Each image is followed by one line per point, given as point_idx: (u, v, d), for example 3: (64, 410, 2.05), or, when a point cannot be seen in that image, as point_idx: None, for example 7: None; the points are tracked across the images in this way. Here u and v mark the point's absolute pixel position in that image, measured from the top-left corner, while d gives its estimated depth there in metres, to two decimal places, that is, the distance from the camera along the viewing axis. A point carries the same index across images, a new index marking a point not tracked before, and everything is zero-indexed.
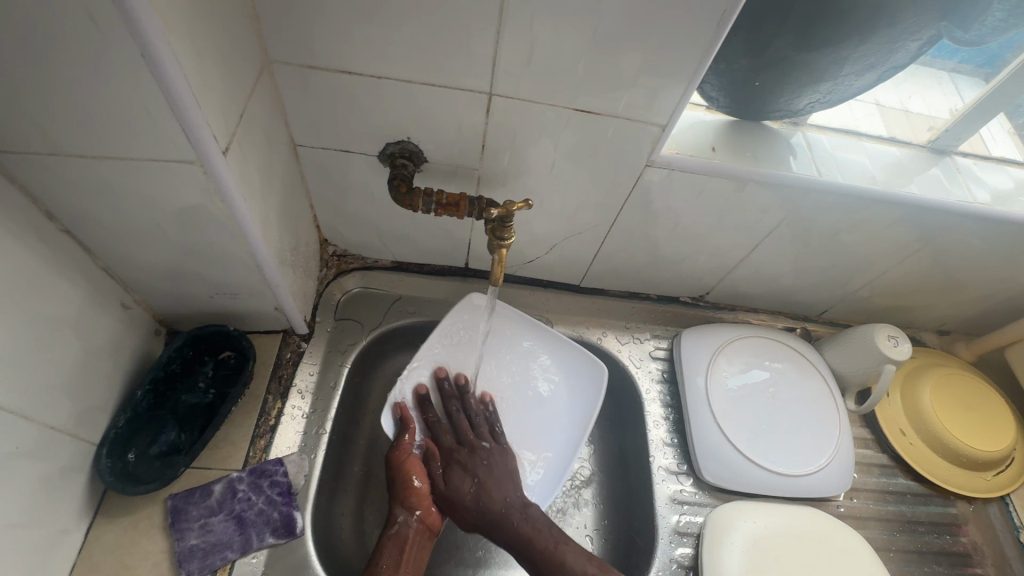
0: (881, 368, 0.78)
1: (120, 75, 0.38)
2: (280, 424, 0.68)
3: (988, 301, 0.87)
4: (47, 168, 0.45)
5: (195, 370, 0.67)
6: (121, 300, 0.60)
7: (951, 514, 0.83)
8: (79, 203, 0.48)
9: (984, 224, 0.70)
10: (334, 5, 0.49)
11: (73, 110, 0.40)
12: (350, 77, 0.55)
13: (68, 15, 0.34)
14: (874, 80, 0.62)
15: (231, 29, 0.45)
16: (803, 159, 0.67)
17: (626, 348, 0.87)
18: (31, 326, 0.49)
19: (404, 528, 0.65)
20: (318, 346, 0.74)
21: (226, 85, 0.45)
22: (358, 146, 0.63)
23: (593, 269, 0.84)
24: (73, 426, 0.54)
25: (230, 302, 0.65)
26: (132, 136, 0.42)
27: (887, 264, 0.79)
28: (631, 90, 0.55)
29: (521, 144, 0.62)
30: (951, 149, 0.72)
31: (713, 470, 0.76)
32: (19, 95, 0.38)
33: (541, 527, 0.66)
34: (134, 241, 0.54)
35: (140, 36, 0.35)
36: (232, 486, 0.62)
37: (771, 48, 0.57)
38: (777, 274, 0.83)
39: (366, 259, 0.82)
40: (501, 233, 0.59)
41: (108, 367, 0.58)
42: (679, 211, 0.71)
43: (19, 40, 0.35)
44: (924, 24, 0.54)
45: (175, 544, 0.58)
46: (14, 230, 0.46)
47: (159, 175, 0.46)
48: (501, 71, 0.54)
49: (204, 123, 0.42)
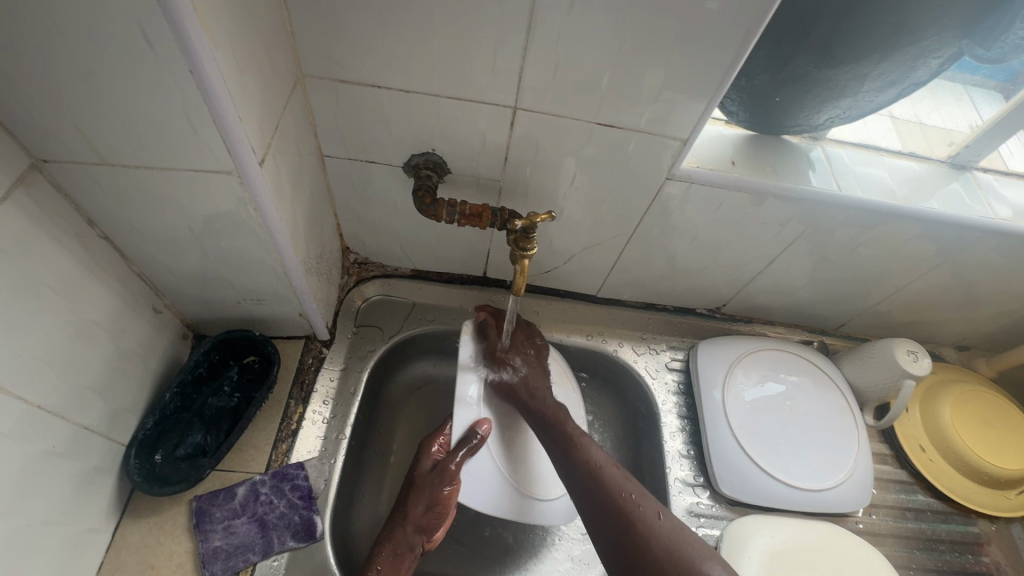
0: (901, 383, 0.78)
1: (168, 90, 0.39)
2: (301, 429, 0.69)
3: (1008, 317, 0.86)
4: (91, 177, 0.46)
5: (220, 374, 0.68)
6: (153, 305, 0.62)
7: (973, 533, 0.81)
8: (120, 210, 0.50)
9: (1005, 240, 0.69)
10: (367, 22, 0.50)
11: (119, 120, 0.42)
12: (379, 91, 0.57)
13: (123, 33, 0.36)
14: (895, 96, 0.62)
15: (269, 45, 0.47)
16: (823, 173, 0.68)
17: (642, 359, 0.87)
18: (68, 328, 0.50)
19: (402, 546, 0.66)
20: (340, 353, 0.76)
21: (264, 98, 0.47)
22: (384, 158, 0.64)
23: (611, 280, 0.84)
24: (104, 427, 0.56)
25: (255, 308, 0.67)
26: (174, 147, 0.44)
27: (906, 279, 0.79)
28: (653, 106, 0.56)
29: (543, 157, 0.63)
30: (972, 164, 0.72)
31: (730, 483, 0.76)
32: (71, 106, 0.40)
33: (569, 416, 0.69)
34: (167, 247, 0.55)
35: (188, 53, 0.37)
36: (255, 489, 0.63)
37: (792, 65, 0.57)
38: (795, 287, 0.83)
39: (386, 267, 0.83)
40: (523, 244, 0.60)
41: (139, 369, 0.60)
42: (698, 223, 0.71)
43: (75, 54, 0.37)
44: (946, 41, 0.54)
45: (199, 545, 0.59)
46: (57, 235, 0.47)
47: (197, 185, 0.48)
48: (526, 86, 0.55)
49: (244, 135, 0.44)
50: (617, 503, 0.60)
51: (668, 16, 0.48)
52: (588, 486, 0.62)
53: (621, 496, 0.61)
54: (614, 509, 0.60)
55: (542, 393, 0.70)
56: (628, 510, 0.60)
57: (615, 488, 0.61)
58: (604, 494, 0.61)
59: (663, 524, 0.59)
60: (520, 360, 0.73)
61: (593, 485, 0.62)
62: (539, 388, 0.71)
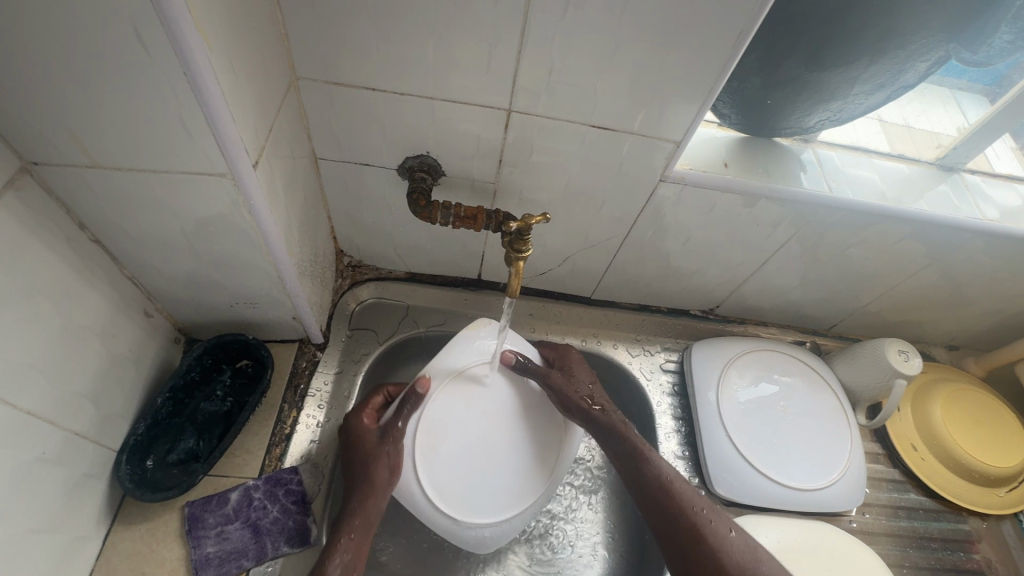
0: (892, 383, 0.78)
1: (160, 92, 0.39)
2: (295, 433, 0.68)
3: (997, 317, 0.87)
4: (81, 180, 0.46)
5: (212, 379, 0.67)
6: (144, 309, 0.61)
7: (964, 531, 0.82)
8: (111, 212, 0.49)
9: (994, 240, 0.70)
10: (361, 24, 0.50)
11: (111, 123, 0.41)
12: (374, 94, 0.57)
13: (116, 34, 0.36)
14: (884, 99, 0.63)
15: (262, 47, 0.47)
16: (814, 175, 0.68)
17: (637, 360, 0.87)
18: (59, 333, 0.49)
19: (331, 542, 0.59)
20: (334, 356, 0.75)
21: (257, 99, 0.46)
22: (378, 160, 0.64)
23: (605, 281, 0.84)
24: (94, 432, 0.55)
25: (249, 311, 0.66)
26: (166, 149, 0.44)
27: (896, 279, 0.80)
28: (647, 109, 0.57)
29: (537, 159, 0.63)
30: (961, 165, 0.73)
31: (725, 483, 0.76)
32: (62, 109, 0.40)
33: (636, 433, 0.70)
34: (159, 250, 0.55)
35: (182, 56, 0.37)
36: (248, 494, 0.63)
37: (784, 68, 0.58)
38: (788, 288, 0.84)
39: (380, 270, 0.83)
40: (518, 246, 0.60)
41: (130, 374, 0.59)
42: (691, 225, 0.72)
43: (66, 56, 0.36)
44: (934, 45, 0.55)
45: (192, 552, 0.58)
46: (47, 238, 0.47)
47: (190, 188, 0.47)
48: (521, 88, 0.56)
49: (238, 138, 0.43)
50: (690, 522, 0.62)
51: (661, 19, 0.48)
52: (661, 502, 0.64)
53: (683, 508, 0.63)
54: (686, 529, 0.62)
55: (615, 421, 0.70)
56: (697, 510, 0.63)
57: (687, 499, 0.64)
58: (682, 512, 0.63)
59: (735, 539, 0.61)
60: (586, 391, 0.71)
61: (666, 501, 0.64)
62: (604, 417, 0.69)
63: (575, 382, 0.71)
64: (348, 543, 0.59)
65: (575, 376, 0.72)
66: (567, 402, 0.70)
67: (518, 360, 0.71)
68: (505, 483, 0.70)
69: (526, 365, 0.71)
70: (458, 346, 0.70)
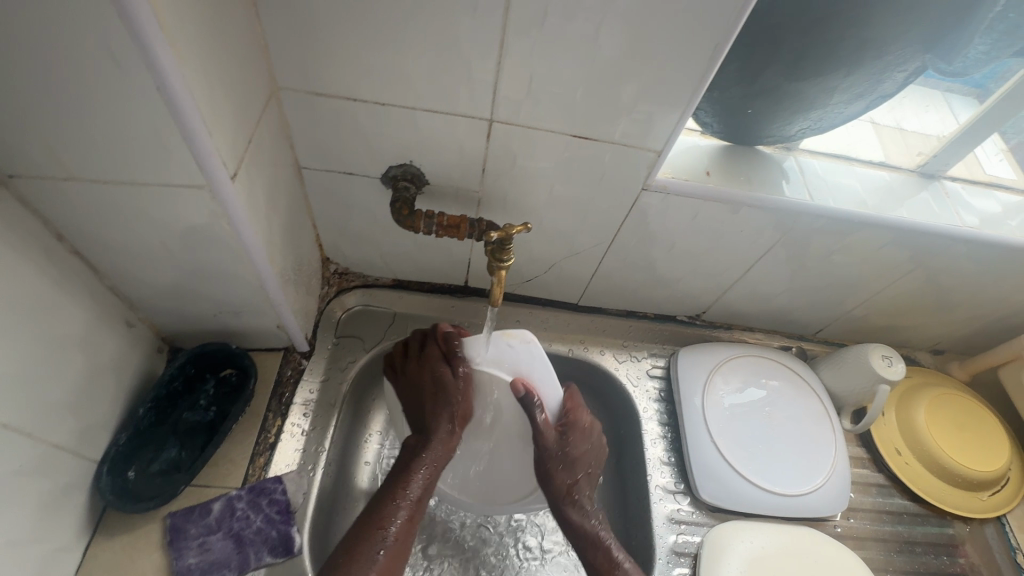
0: (876, 388, 0.79)
1: (135, 106, 0.39)
2: (279, 442, 0.68)
3: (979, 322, 0.88)
4: (59, 192, 0.46)
5: (196, 388, 0.67)
6: (126, 319, 0.61)
7: (949, 535, 0.83)
8: (89, 224, 0.49)
9: (974, 247, 0.71)
10: (341, 35, 0.50)
11: (86, 135, 0.41)
12: (356, 104, 0.57)
13: (89, 49, 0.36)
14: (864, 108, 0.64)
15: (241, 59, 0.47)
16: (796, 183, 0.69)
17: (623, 366, 0.88)
18: (37, 345, 0.49)
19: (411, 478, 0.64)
20: (320, 364, 0.75)
21: (235, 111, 0.47)
22: (361, 169, 0.65)
23: (591, 288, 0.85)
24: (74, 444, 0.55)
25: (232, 320, 0.66)
26: (143, 162, 0.44)
27: (879, 285, 0.81)
28: (627, 119, 0.57)
29: (520, 168, 0.64)
30: (940, 173, 0.74)
31: (710, 489, 0.76)
32: (36, 122, 0.40)
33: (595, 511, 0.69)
34: (140, 261, 0.55)
35: (156, 70, 0.37)
36: (231, 504, 0.63)
37: (763, 77, 0.59)
38: (773, 293, 0.85)
39: (367, 277, 0.83)
40: (500, 255, 0.60)
41: (111, 384, 0.59)
42: (675, 232, 0.72)
43: (39, 70, 0.36)
44: (910, 56, 0.56)
45: (173, 563, 0.58)
46: (24, 250, 0.47)
47: (169, 200, 0.47)
48: (502, 99, 0.56)
49: (214, 150, 0.44)
50: None
51: (639, 31, 0.49)
52: None
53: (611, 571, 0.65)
54: None
55: (575, 507, 0.69)
56: None
57: None
58: None
59: None
60: (568, 475, 0.69)
61: None
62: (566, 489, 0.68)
63: (561, 467, 0.68)
64: (425, 472, 0.65)
65: (566, 452, 0.68)
66: (545, 475, 0.69)
67: (524, 398, 0.66)
68: (476, 476, 0.75)
69: (530, 408, 0.66)
70: (494, 339, 0.68)
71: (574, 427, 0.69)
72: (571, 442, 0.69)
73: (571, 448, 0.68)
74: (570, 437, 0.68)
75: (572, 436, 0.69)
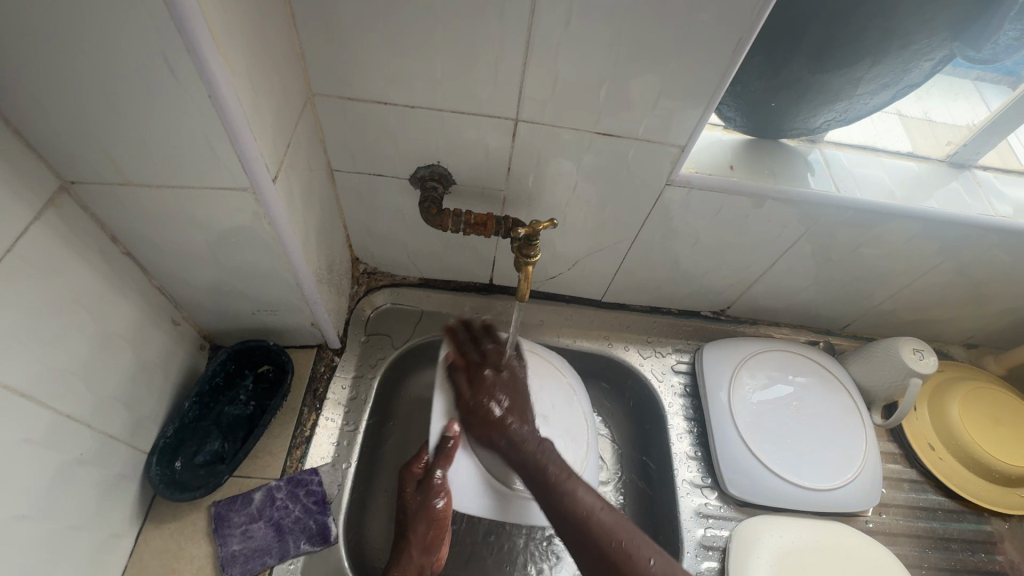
0: (907, 381, 0.78)
1: (187, 114, 0.42)
2: (315, 435, 0.71)
3: (1015, 315, 0.86)
4: (115, 197, 0.49)
5: (236, 383, 0.70)
6: (172, 316, 0.64)
7: (986, 532, 0.81)
8: (141, 227, 0.52)
9: (1008, 236, 0.70)
10: (373, 42, 0.53)
11: (141, 142, 0.44)
12: (386, 107, 0.59)
13: (146, 62, 0.38)
14: (890, 98, 0.63)
15: (280, 67, 0.49)
16: (821, 176, 0.69)
17: (648, 362, 0.88)
18: (93, 340, 0.52)
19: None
20: (351, 361, 0.77)
21: (276, 118, 0.49)
22: (391, 171, 0.67)
23: (615, 284, 0.86)
24: (127, 434, 0.58)
25: (269, 318, 0.69)
26: (192, 166, 0.46)
27: (910, 278, 0.80)
28: (651, 115, 0.58)
29: (545, 166, 0.65)
30: (972, 162, 0.73)
31: (739, 484, 0.76)
32: (97, 131, 0.43)
33: (549, 451, 0.64)
34: (186, 261, 0.58)
35: (208, 81, 0.39)
36: (271, 494, 0.65)
37: (786, 71, 0.59)
38: (799, 288, 0.84)
39: (395, 276, 0.85)
40: (527, 251, 0.62)
41: (159, 379, 0.62)
42: (699, 227, 0.73)
43: (101, 83, 0.39)
44: (937, 44, 0.56)
45: (218, 549, 0.61)
46: (83, 252, 0.50)
47: (214, 202, 0.50)
48: (527, 99, 0.57)
49: (259, 155, 0.46)
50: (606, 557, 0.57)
51: (661, 27, 0.50)
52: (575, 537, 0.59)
53: (558, 485, 0.61)
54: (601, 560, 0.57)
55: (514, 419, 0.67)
56: (614, 544, 0.57)
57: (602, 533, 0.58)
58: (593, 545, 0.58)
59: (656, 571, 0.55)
60: (503, 396, 0.69)
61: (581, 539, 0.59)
62: (488, 416, 0.67)
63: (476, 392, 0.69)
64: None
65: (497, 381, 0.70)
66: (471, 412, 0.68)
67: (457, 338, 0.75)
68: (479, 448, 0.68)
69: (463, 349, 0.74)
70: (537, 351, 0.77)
71: (494, 363, 0.73)
72: (489, 382, 0.70)
73: (496, 378, 0.71)
74: (499, 371, 0.72)
75: (487, 366, 0.72)
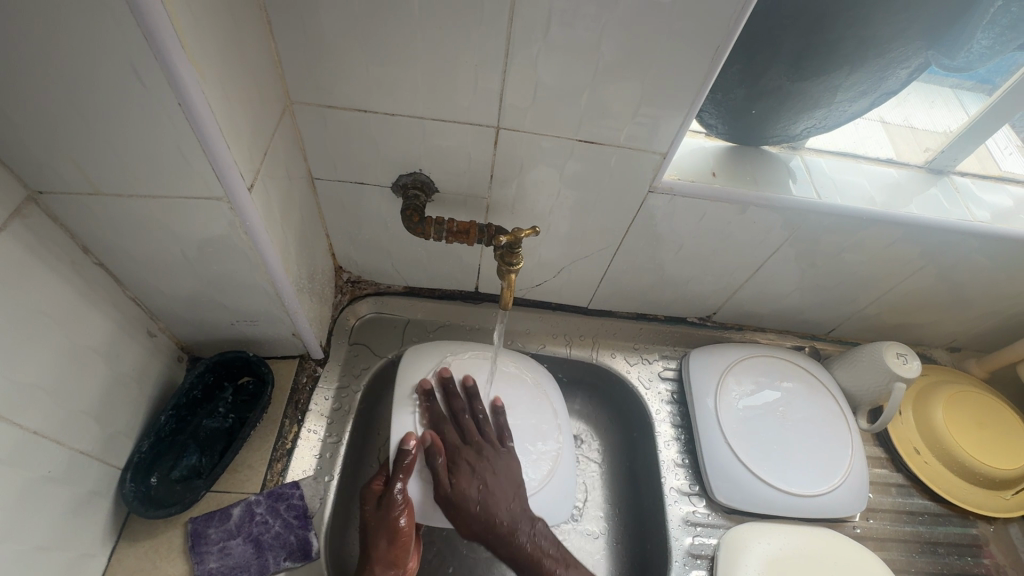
0: (891, 386, 0.78)
1: (156, 121, 0.41)
2: (296, 448, 0.69)
3: (996, 318, 0.87)
4: (86, 207, 0.48)
5: (214, 396, 0.69)
6: (147, 329, 0.63)
7: (972, 535, 0.81)
8: (113, 237, 0.51)
9: (986, 241, 0.71)
10: (350, 50, 0.52)
11: (111, 151, 0.43)
12: (366, 115, 0.59)
13: (115, 68, 0.37)
14: (868, 106, 0.64)
15: (255, 74, 0.49)
16: (803, 182, 0.69)
17: (635, 369, 0.88)
18: (64, 354, 0.51)
19: None
20: (334, 371, 0.76)
21: (251, 125, 0.48)
22: (373, 179, 0.66)
23: (601, 291, 0.85)
24: (99, 450, 0.56)
25: (249, 329, 0.68)
26: (165, 176, 0.46)
27: (892, 283, 0.80)
28: (633, 122, 0.58)
29: (527, 173, 0.65)
30: (950, 169, 0.74)
31: (726, 491, 0.76)
32: (64, 140, 0.42)
33: (549, 549, 0.64)
34: (161, 272, 0.56)
35: (178, 88, 0.39)
36: (250, 509, 0.64)
37: (765, 80, 0.59)
38: (783, 293, 0.84)
39: (379, 285, 0.84)
40: (509, 258, 0.61)
41: (134, 393, 0.61)
42: (683, 234, 0.73)
43: (67, 91, 0.39)
44: (912, 53, 0.56)
45: (195, 567, 0.60)
46: (53, 264, 0.49)
47: (187, 212, 0.49)
48: (508, 106, 0.57)
49: (233, 163, 0.45)
50: None
51: (640, 35, 0.50)
52: None
53: None
54: None
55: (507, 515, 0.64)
56: None
57: None
58: None
59: None
60: (491, 484, 0.64)
61: None
62: (480, 509, 0.63)
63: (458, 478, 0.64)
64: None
65: (477, 471, 0.65)
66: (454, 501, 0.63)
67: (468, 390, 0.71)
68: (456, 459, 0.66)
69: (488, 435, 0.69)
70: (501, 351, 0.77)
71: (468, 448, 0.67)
72: (460, 472, 0.65)
73: (488, 459, 0.66)
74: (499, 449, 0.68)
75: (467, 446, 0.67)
